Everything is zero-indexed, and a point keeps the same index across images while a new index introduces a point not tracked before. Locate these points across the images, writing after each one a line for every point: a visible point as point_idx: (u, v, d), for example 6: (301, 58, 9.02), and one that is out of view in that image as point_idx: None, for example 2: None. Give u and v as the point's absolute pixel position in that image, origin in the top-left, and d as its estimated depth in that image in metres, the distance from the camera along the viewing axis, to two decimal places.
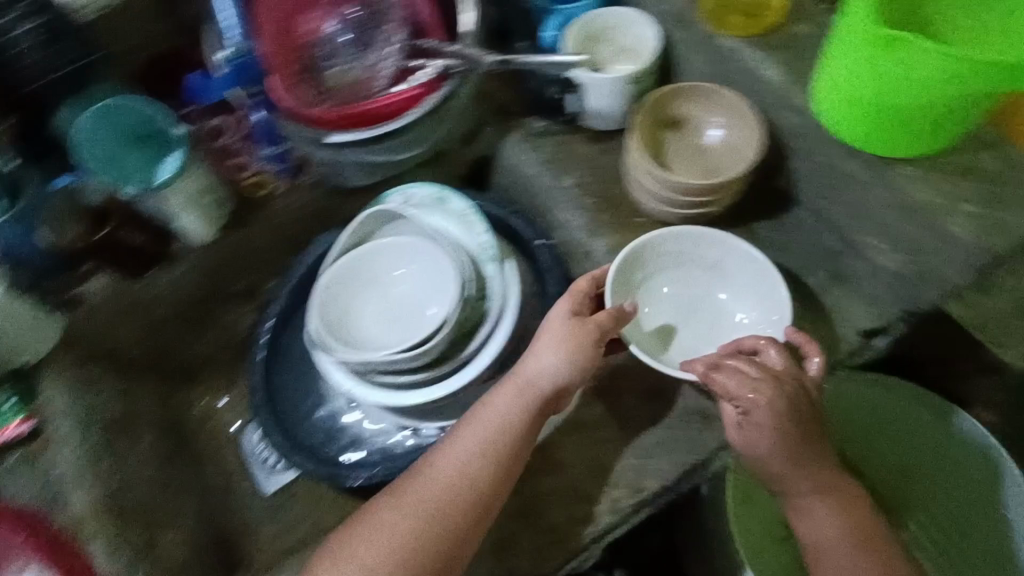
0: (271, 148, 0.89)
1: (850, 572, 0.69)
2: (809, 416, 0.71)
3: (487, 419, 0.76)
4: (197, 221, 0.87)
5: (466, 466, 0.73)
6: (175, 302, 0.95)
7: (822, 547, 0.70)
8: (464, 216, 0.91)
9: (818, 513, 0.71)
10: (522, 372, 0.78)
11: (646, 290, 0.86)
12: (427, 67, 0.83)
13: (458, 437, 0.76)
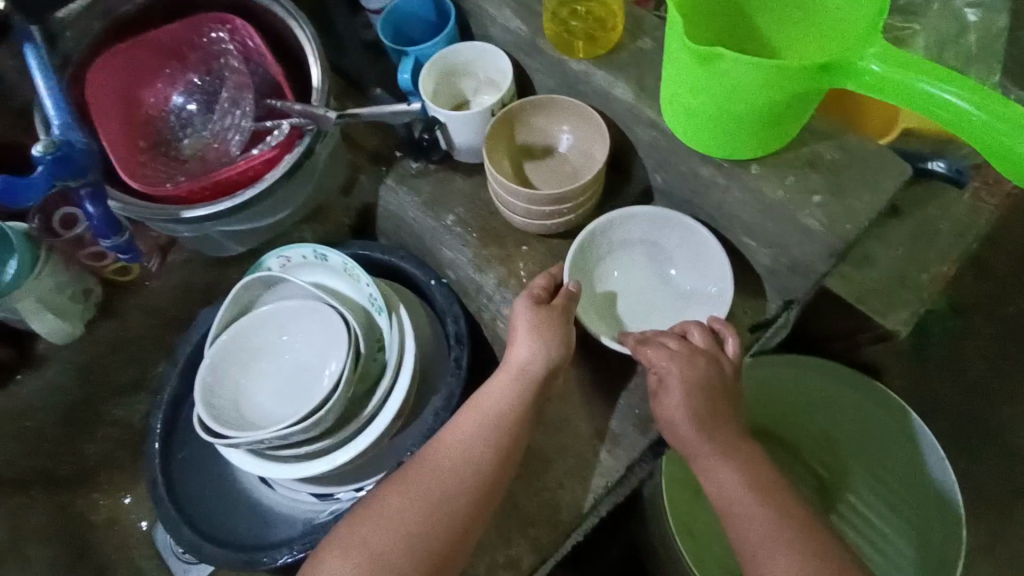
0: (112, 241, 0.79)
1: (749, 522, 0.64)
2: (719, 390, 0.71)
3: (488, 403, 0.71)
4: (56, 320, 0.82)
5: (471, 450, 0.69)
6: (54, 404, 0.88)
7: (726, 506, 0.66)
8: (349, 270, 0.86)
9: (716, 472, 0.68)
10: (514, 359, 0.72)
11: (597, 275, 0.83)
12: (279, 127, 0.80)
13: (451, 433, 0.70)
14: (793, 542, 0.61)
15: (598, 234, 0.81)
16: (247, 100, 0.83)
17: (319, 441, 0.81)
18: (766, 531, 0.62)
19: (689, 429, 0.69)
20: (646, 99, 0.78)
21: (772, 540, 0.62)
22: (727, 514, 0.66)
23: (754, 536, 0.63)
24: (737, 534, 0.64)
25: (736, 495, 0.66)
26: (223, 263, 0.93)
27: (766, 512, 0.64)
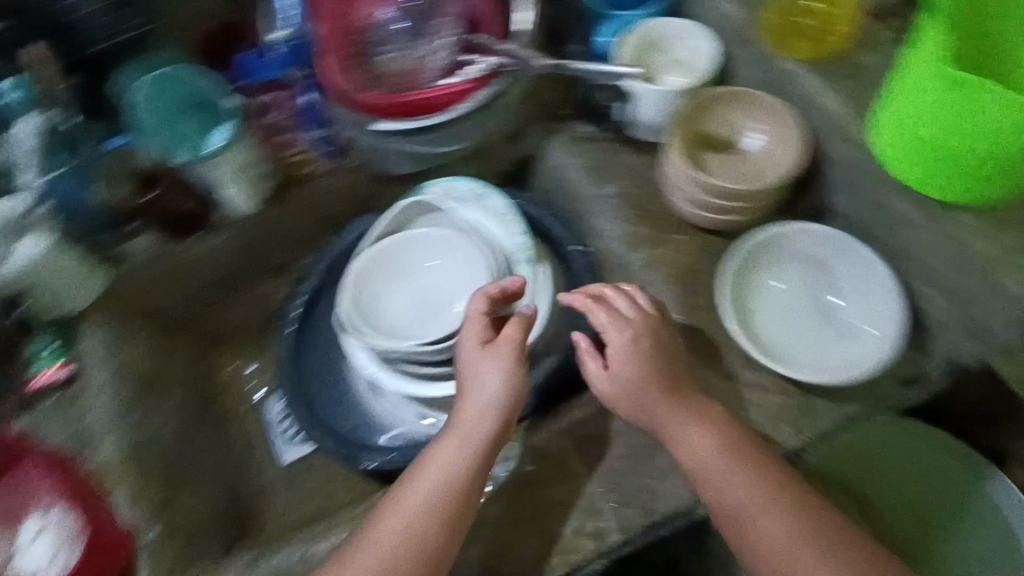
0: (319, 132, 0.90)
1: (778, 523, 0.66)
2: (684, 373, 0.74)
3: (435, 469, 0.71)
4: (241, 192, 0.87)
5: (414, 521, 0.68)
6: (214, 268, 0.96)
7: (706, 479, 0.68)
8: (502, 215, 0.89)
9: (640, 431, 0.72)
10: (460, 424, 0.73)
11: (752, 285, 0.80)
12: (479, 63, 0.82)
13: (410, 488, 0.70)
14: (788, 509, 0.67)
15: (763, 246, 0.80)
16: (452, 30, 0.86)
17: (440, 366, 0.86)
18: (762, 499, 0.67)
19: (656, 404, 0.72)
20: (860, 117, 0.73)
21: (765, 510, 0.67)
22: (705, 487, 0.69)
23: (749, 505, 0.67)
24: (729, 507, 0.67)
25: (713, 462, 0.68)
26: (387, 179, 0.97)
27: (758, 481, 0.67)
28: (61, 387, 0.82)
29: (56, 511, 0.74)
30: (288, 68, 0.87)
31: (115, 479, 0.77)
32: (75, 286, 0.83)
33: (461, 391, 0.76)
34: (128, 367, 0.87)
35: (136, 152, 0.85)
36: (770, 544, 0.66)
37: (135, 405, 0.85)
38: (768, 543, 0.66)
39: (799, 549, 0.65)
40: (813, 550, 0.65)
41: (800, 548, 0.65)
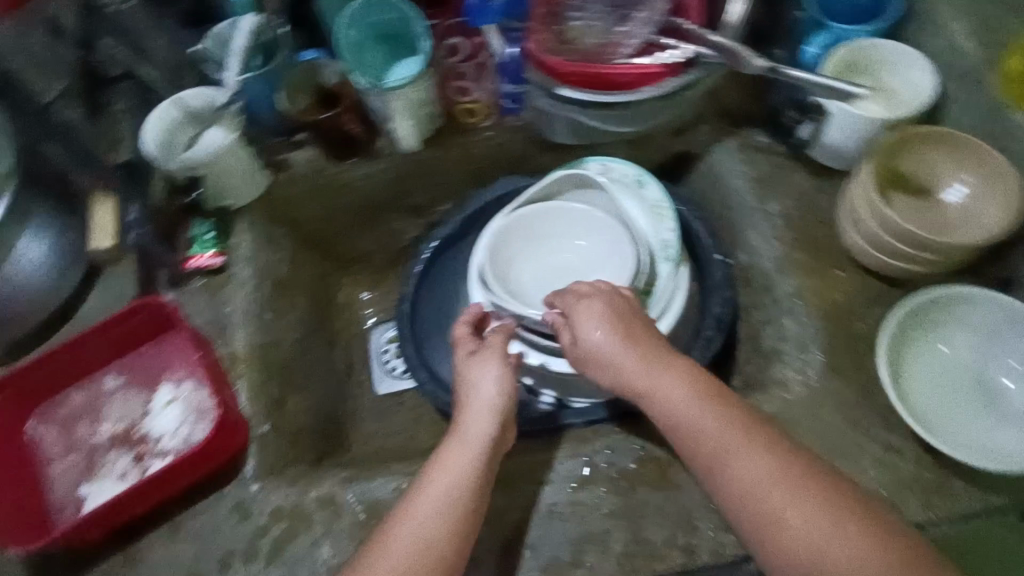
0: (511, 87, 0.89)
1: (757, 470, 0.59)
2: (645, 333, 0.71)
3: (444, 470, 0.67)
4: (410, 130, 0.89)
5: (430, 523, 0.63)
6: (361, 194, 0.99)
7: (677, 425, 0.64)
8: (656, 208, 0.87)
9: (623, 382, 0.68)
10: (462, 428, 0.71)
11: (914, 342, 0.74)
12: (678, 49, 0.78)
13: (416, 494, 0.66)
14: (761, 450, 0.59)
15: (937, 301, 0.73)
16: (656, 8, 0.81)
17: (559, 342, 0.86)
18: (736, 441, 0.60)
19: (622, 360, 0.68)
20: None
21: (740, 449, 0.60)
22: (677, 433, 0.64)
23: (718, 445, 0.61)
24: (699, 451, 0.62)
25: (691, 410, 0.63)
26: (544, 145, 0.97)
27: (723, 422, 0.62)
28: (210, 273, 0.87)
29: (187, 385, 0.80)
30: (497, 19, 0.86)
31: (240, 368, 0.82)
32: (241, 182, 0.88)
33: (463, 399, 0.74)
34: (268, 268, 0.92)
35: (324, 68, 0.88)
36: (740, 485, 0.59)
37: (268, 305, 0.90)
38: (738, 486, 0.59)
39: (770, 490, 0.57)
40: (791, 493, 0.57)
41: (772, 487, 0.57)
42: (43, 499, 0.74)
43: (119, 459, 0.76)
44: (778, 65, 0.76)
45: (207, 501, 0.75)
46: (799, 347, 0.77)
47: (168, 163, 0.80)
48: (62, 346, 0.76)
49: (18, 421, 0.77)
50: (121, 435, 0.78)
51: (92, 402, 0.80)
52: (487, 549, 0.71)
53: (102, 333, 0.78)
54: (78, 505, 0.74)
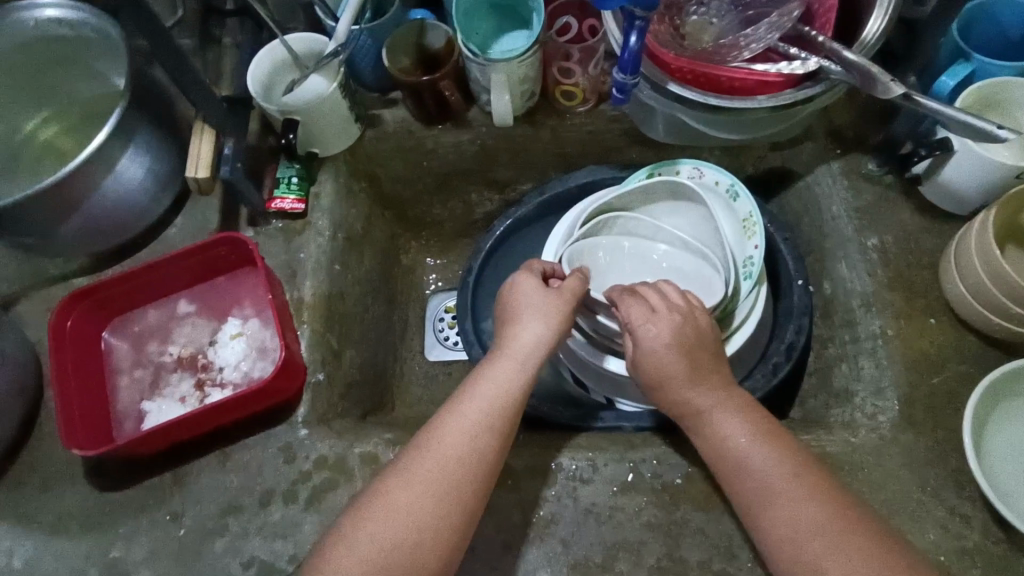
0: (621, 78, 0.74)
1: (805, 515, 0.57)
2: (706, 356, 0.69)
3: (492, 387, 0.66)
4: (507, 104, 0.86)
5: (473, 433, 0.63)
6: (445, 161, 0.99)
7: (726, 458, 0.63)
8: (745, 222, 0.83)
9: (675, 400, 0.67)
10: (515, 343, 0.69)
11: (1003, 408, 0.69)
12: (801, 60, 0.74)
13: (464, 402, 0.65)
14: (813, 496, 0.57)
15: None
16: (789, 11, 0.76)
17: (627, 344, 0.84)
18: (788, 483, 0.58)
19: (682, 384, 0.67)
20: None
21: (791, 490, 0.58)
22: (725, 465, 0.63)
23: (767, 483, 0.59)
24: (745, 483, 0.60)
25: (745, 444, 0.62)
26: (636, 139, 0.94)
27: (777, 460, 0.60)
28: (290, 216, 0.89)
29: (251, 322, 0.82)
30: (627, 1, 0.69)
31: (305, 314, 0.84)
32: (334, 133, 0.89)
33: (510, 320, 0.72)
34: (343, 221, 0.93)
35: (432, 30, 0.88)
36: (783, 527, 0.57)
37: (339, 256, 0.91)
38: (783, 528, 0.57)
39: (812, 538, 0.56)
40: (840, 544, 0.55)
41: (815, 536, 0.55)
42: (108, 408, 0.78)
43: (182, 382, 0.79)
44: (917, 94, 0.68)
45: (258, 437, 0.77)
46: (875, 391, 0.74)
47: (272, 109, 0.83)
48: (146, 266, 0.79)
49: (96, 329, 0.81)
50: (186, 359, 0.80)
51: (164, 323, 0.83)
52: (519, 535, 0.70)
53: (183, 260, 0.80)
54: (139, 419, 0.77)
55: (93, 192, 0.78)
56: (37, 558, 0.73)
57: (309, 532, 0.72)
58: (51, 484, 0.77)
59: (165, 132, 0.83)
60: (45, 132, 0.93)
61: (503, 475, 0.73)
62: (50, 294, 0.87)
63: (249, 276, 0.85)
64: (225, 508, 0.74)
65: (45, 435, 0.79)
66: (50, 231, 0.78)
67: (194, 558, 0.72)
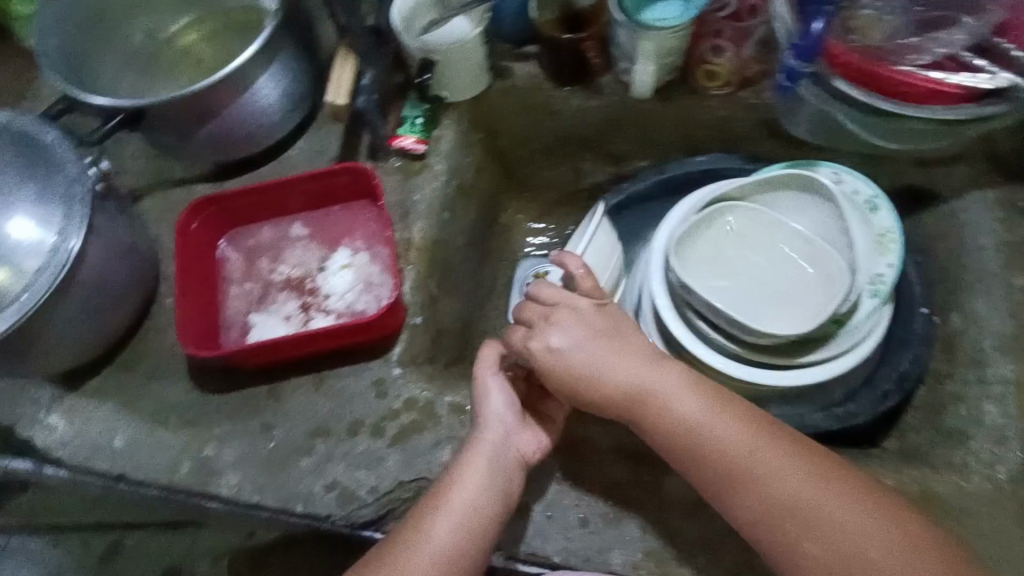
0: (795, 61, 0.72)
1: (782, 482, 0.58)
2: (616, 331, 0.69)
3: (459, 489, 0.64)
4: (648, 75, 0.83)
5: (450, 541, 0.62)
6: (566, 125, 0.96)
7: (687, 442, 0.62)
8: (881, 236, 0.78)
9: (598, 390, 0.66)
10: (478, 443, 0.67)
11: None
12: (989, 74, 0.68)
13: (434, 512, 0.64)
14: (785, 456, 0.59)
15: None
16: (987, 19, 0.70)
17: (728, 340, 0.79)
18: (748, 457, 0.59)
19: (620, 377, 0.65)
20: None
21: (759, 462, 0.59)
22: (677, 449, 0.62)
23: (730, 462, 0.60)
24: (706, 468, 0.61)
25: (698, 424, 0.62)
26: (773, 132, 0.89)
27: (731, 432, 0.61)
28: (409, 156, 0.88)
29: (360, 255, 0.83)
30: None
31: (412, 255, 0.84)
32: (465, 80, 0.87)
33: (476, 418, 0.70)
34: (458, 169, 0.93)
35: None
36: (768, 497, 0.58)
37: (449, 204, 0.91)
38: (765, 503, 0.58)
39: (795, 494, 0.57)
40: (823, 506, 0.57)
41: (799, 492, 0.57)
42: (218, 313, 0.80)
43: (288, 301, 0.81)
44: None
45: (354, 367, 0.79)
46: (995, 439, 0.70)
47: (413, 45, 0.82)
48: (271, 183, 0.80)
49: (214, 237, 0.83)
50: (294, 280, 0.82)
51: (276, 241, 0.85)
52: (596, 512, 0.70)
53: (305, 183, 0.81)
54: (244, 330, 0.80)
55: (231, 104, 0.78)
56: (136, 443, 0.77)
57: (392, 468, 0.73)
58: (157, 376, 0.81)
59: (305, 54, 0.83)
60: (185, 37, 0.95)
61: (588, 449, 0.73)
62: (172, 195, 0.90)
63: (364, 209, 0.85)
64: (315, 430, 0.76)
65: (156, 329, 0.83)
66: (186, 137, 0.80)
67: (281, 471, 0.74)
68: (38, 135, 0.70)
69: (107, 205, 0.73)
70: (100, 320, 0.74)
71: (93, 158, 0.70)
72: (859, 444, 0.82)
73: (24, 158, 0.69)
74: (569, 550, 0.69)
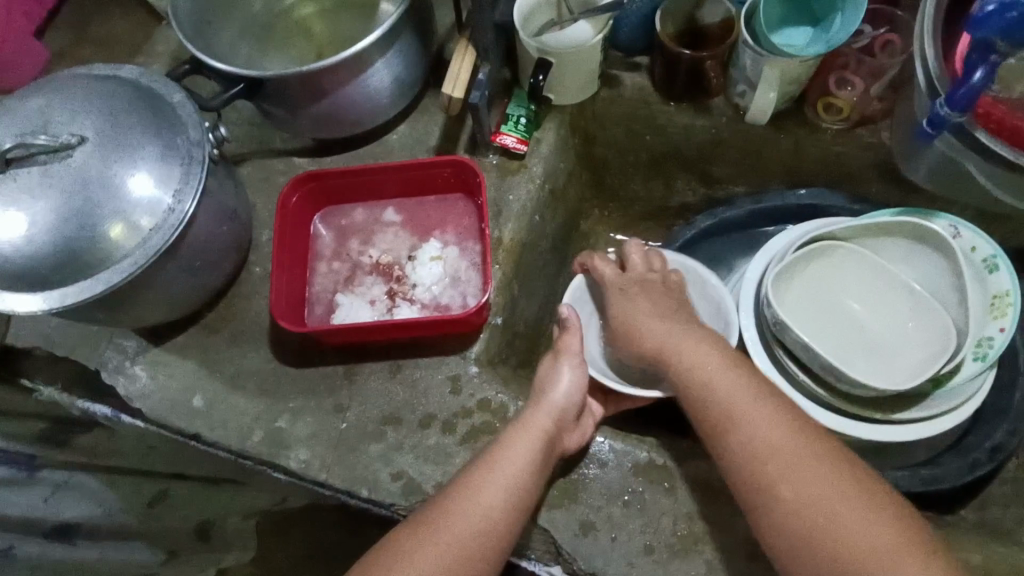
0: (944, 110, 0.67)
1: (771, 428, 0.57)
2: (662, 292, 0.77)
3: (508, 462, 0.61)
4: (767, 103, 0.80)
5: (492, 510, 0.58)
6: (666, 141, 0.94)
7: (693, 389, 0.63)
8: (997, 300, 0.73)
9: (642, 344, 0.71)
10: (545, 411, 0.66)
11: None
12: None
13: (480, 476, 0.60)
14: (789, 421, 0.58)
15: None
16: None
17: (816, 384, 0.75)
18: (746, 406, 0.59)
19: (648, 327, 0.71)
20: None
21: (791, 460, 0.55)
22: (686, 391, 0.64)
23: (727, 407, 0.60)
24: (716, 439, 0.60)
25: (708, 366, 0.63)
26: (886, 175, 0.86)
27: (765, 432, 0.57)
28: (508, 155, 0.87)
29: (450, 249, 0.83)
30: (992, 32, 0.61)
31: (501, 255, 0.83)
32: (575, 85, 0.86)
33: (533, 398, 0.68)
34: (553, 173, 0.91)
35: (711, 6, 0.83)
36: (757, 446, 0.57)
37: (540, 207, 0.90)
38: (752, 451, 0.57)
39: (784, 451, 0.56)
40: (834, 523, 0.52)
41: (790, 455, 0.55)
42: (305, 288, 0.82)
43: (374, 285, 0.81)
44: None
45: (431, 360, 0.79)
46: None
47: (530, 44, 0.80)
48: (373, 167, 0.80)
49: (310, 212, 0.84)
50: (383, 265, 0.82)
51: (369, 223, 0.85)
52: (663, 542, 0.68)
53: (406, 170, 0.82)
54: (329, 309, 0.80)
55: (346, 85, 0.78)
56: (213, 405, 0.79)
57: (459, 466, 0.73)
58: (239, 342, 0.82)
59: (422, 41, 0.83)
60: (302, 10, 0.96)
61: (659, 477, 0.71)
62: (271, 165, 0.91)
63: (459, 203, 0.85)
64: (388, 417, 0.76)
65: (245, 296, 0.84)
66: (297, 111, 0.80)
67: (350, 453, 0.75)
68: (163, 96, 0.72)
69: (218, 169, 0.75)
70: (195, 280, 0.76)
71: (211, 124, 0.72)
72: (940, 510, 0.78)
73: (146, 113, 0.69)
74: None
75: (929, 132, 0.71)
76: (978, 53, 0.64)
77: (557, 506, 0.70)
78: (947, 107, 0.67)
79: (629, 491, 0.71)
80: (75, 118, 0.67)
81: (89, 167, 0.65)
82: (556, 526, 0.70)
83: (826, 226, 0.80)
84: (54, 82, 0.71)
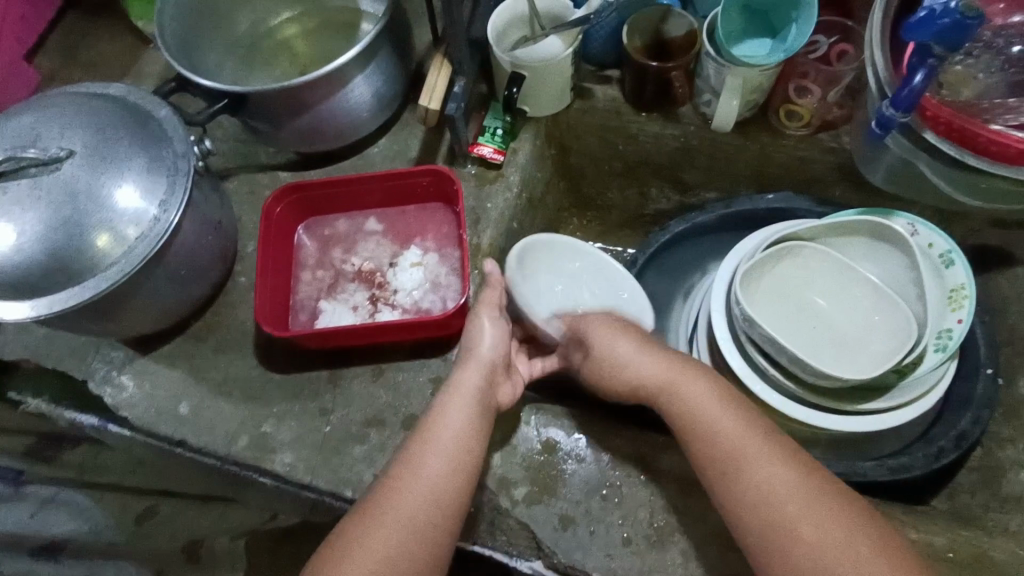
0: (891, 111, 0.70)
1: (768, 472, 0.58)
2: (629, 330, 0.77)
3: (442, 427, 0.64)
4: (731, 111, 0.83)
5: (434, 477, 0.60)
6: (638, 149, 0.97)
7: (693, 428, 0.63)
8: (955, 294, 0.76)
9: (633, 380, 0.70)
10: (472, 366, 0.68)
11: None
12: None
13: (424, 443, 0.63)
14: (786, 462, 0.59)
15: None
16: None
17: (784, 377, 0.78)
18: (742, 446, 0.60)
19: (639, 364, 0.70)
20: None
21: (794, 502, 0.56)
22: (687, 427, 0.64)
23: (726, 448, 0.61)
24: (718, 480, 0.60)
25: (706, 404, 0.64)
26: (849, 178, 0.90)
27: (766, 474, 0.58)
28: (486, 165, 0.90)
29: (430, 256, 0.85)
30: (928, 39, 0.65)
31: (480, 260, 0.85)
32: (549, 98, 0.90)
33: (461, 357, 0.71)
34: (529, 181, 0.95)
35: (677, 19, 0.87)
36: (759, 491, 0.57)
37: (517, 214, 0.93)
38: (755, 496, 0.57)
39: (785, 495, 0.57)
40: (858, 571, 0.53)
41: (790, 498, 0.56)
42: (289, 295, 0.84)
43: (356, 292, 0.84)
44: None
45: (412, 363, 0.81)
46: None
47: (504, 59, 0.83)
48: (354, 178, 0.83)
49: (293, 222, 0.87)
50: (365, 273, 0.85)
51: (351, 233, 0.88)
52: (640, 533, 0.70)
53: (385, 180, 0.84)
54: (313, 315, 0.82)
55: (327, 99, 0.81)
56: (200, 411, 0.80)
57: None
58: (224, 350, 0.84)
59: (399, 58, 0.87)
60: (286, 29, 0.99)
61: (635, 471, 0.73)
62: (255, 178, 0.94)
63: (438, 211, 0.88)
64: (371, 419, 0.78)
65: (231, 305, 0.86)
66: (280, 126, 0.83)
67: (334, 455, 0.76)
68: (147, 110, 0.75)
69: (203, 182, 0.77)
70: (178, 291, 0.77)
71: (196, 138, 0.75)
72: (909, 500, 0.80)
73: (131, 126, 0.72)
74: (609, 567, 0.69)
75: (878, 132, 0.75)
76: (919, 57, 0.68)
77: (536, 501, 0.72)
78: (892, 108, 0.70)
79: (606, 485, 0.72)
80: (63, 133, 0.69)
81: (71, 174, 0.67)
82: (536, 521, 0.71)
83: (791, 226, 0.83)
84: (42, 100, 0.73)
